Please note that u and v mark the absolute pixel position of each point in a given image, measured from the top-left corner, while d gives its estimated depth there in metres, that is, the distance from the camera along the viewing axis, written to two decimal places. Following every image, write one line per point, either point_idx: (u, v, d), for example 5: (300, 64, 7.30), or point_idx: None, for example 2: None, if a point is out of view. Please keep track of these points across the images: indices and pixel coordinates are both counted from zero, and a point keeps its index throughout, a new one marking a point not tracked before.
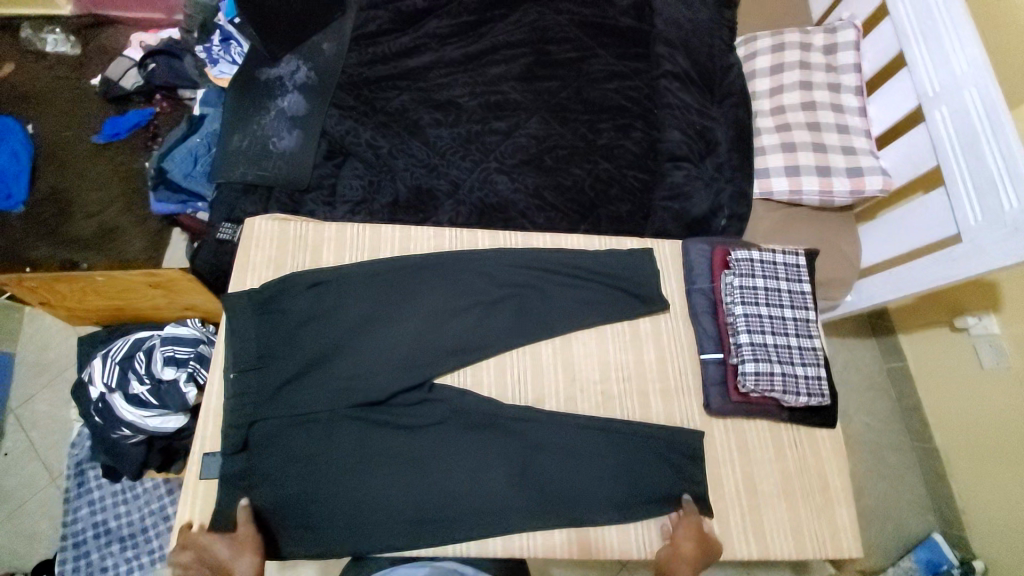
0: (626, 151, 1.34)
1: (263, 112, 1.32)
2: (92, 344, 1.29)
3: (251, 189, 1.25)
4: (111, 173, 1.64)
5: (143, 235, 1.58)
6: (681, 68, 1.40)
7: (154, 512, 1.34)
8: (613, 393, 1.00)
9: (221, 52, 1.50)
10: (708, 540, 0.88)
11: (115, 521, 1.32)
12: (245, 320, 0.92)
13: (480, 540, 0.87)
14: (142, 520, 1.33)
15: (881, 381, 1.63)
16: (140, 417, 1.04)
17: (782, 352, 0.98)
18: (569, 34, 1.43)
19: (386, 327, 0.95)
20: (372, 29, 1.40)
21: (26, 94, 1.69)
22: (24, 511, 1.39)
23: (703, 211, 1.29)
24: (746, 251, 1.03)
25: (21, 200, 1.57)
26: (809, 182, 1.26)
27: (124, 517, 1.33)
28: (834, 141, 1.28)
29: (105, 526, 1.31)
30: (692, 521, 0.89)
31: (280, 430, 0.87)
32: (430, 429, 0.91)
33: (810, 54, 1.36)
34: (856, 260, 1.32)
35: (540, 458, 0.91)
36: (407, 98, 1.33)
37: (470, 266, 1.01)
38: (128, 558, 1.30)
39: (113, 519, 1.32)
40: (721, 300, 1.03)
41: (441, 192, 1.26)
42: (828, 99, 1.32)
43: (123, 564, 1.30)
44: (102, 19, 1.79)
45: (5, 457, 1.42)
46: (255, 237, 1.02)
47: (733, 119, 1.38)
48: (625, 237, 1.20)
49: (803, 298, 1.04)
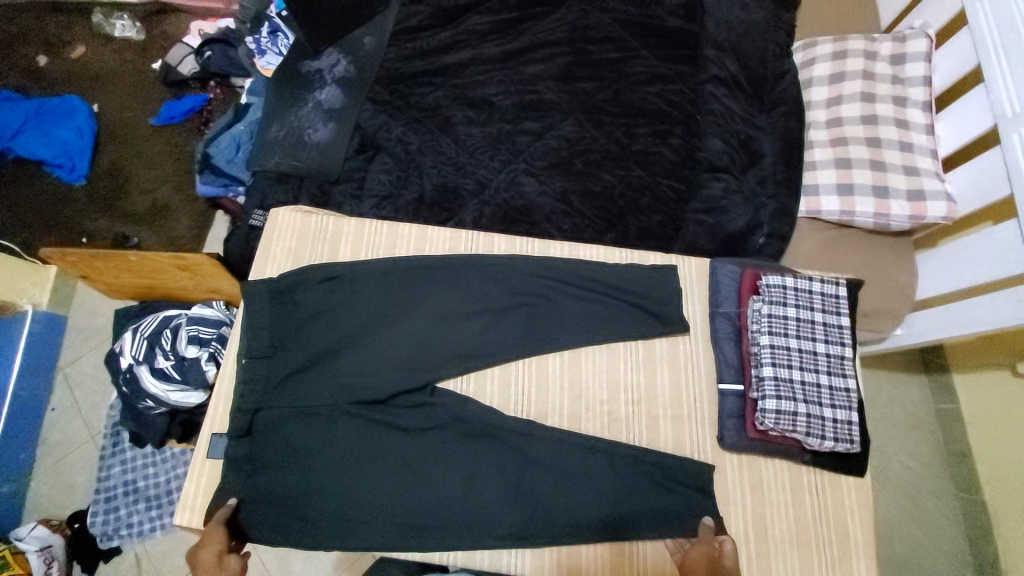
0: (662, 158, 1.27)
1: (302, 104, 1.35)
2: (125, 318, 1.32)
3: (284, 179, 1.28)
4: (165, 154, 1.74)
5: (190, 215, 1.67)
6: (728, 74, 1.32)
7: (178, 477, 1.41)
8: (621, 410, 0.96)
9: (270, 44, 1.55)
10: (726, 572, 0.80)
11: (143, 481, 1.40)
12: (264, 309, 0.95)
13: (466, 551, 0.86)
14: (167, 483, 1.41)
15: (927, 422, 1.50)
16: (162, 391, 1.10)
17: (810, 389, 0.91)
18: (611, 34, 1.38)
19: (396, 326, 0.95)
20: (412, 24, 1.39)
21: (94, 75, 1.81)
22: (66, 462, 1.50)
23: (742, 226, 1.23)
24: (778, 277, 0.97)
25: (83, 173, 1.69)
26: (863, 203, 1.16)
27: (151, 478, 1.41)
28: (894, 160, 1.18)
29: (135, 485, 1.40)
30: (710, 546, 0.82)
31: (282, 420, 0.89)
32: (428, 433, 0.90)
33: (875, 64, 1.25)
34: (910, 292, 1.20)
35: (536, 474, 0.89)
36: (442, 94, 1.33)
37: (486, 271, 1.00)
38: (151, 516, 1.38)
39: (142, 480, 1.40)
40: (747, 327, 0.97)
41: (466, 190, 1.25)
42: (892, 113, 1.21)
43: (147, 522, 1.38)
44: (166, 8, 1.89)
45: (53, 411, 1.54)
46: (280, 227, 1.05)
47: (782, 131, 1.29)
48: (651, 251, 1.15)
49: (841, 332, 0.96)
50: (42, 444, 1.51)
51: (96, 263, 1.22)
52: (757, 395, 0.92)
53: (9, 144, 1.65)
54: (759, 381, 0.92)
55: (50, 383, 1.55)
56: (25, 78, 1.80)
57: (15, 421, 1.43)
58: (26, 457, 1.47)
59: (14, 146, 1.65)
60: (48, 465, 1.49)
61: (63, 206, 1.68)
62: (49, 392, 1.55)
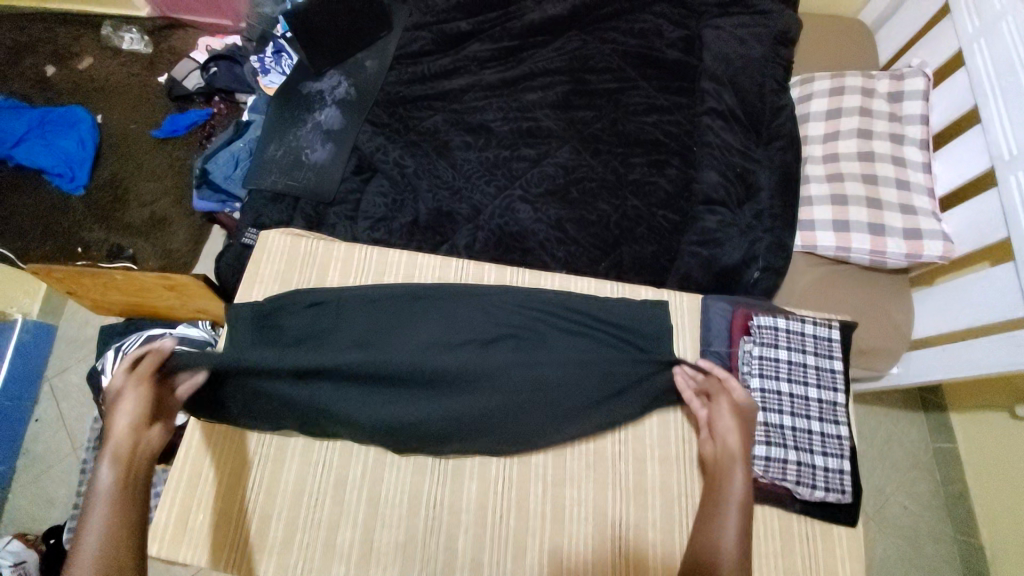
0: (658, 189, 1.27)
1: (301, 124, 1.35)
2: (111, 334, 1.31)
3: (279, 198, 1.27)
4: (166, 167, 1.74)
5: (187, 228, 1.67)
6: (726, 106, 1.33)
7: None
8: (608, 448, 0.94)
9: (273, 64, 1.56)
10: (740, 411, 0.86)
11: None
12: (247, 334, 0.93)
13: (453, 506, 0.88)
14: None
15: (925, 462, 1.46)
16: None
17: (801, 436, 0.90)
18: (610, 64, 1.40)
19: (373, 359, 0.91)
20: (414, 49, 1.42)
21: (100, 87, 1.83)
22: (47, 476, 1.46)
23: (737, 260, 1.20)
24: (769, 317, 0.96)
25: (83, 183, 1.70)
26: (860, 239, 1.16)
27: None
28: (890, 198, 1.18)
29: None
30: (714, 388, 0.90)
31: (251, 397, 0.87)
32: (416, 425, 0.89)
33: (872, 102, 1.26)
34: (906, 330, 1.20)
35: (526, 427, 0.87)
36: (440, 119, 1.33)
37: (476, 301, 1.00)
38: None
39: None
40: (738, 368, 0.97)
41: (460, 215, 1.25)
42: (888, 151, 1.22)
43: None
44: (175, 23, 1.92)
45: (37, 423, 1.51)
46: (268, 250, 1.04)
47: (779, 165, 1.29)
48: (644, 286, 1.14)
49: (833, 378, 0.95)
50: (23, 456, 1.48)
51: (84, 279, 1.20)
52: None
53: (11, 151, 1.67)
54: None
55: (36, 394, 1.53)
56: (32, 87, 1.82)
57: None
58: (6, 469, 1.44)
59: (17, 154, 1.67)
60: (29, 478, 1.46)
61: (60, 216, 1.68)
62: (34, 402, 1.52)
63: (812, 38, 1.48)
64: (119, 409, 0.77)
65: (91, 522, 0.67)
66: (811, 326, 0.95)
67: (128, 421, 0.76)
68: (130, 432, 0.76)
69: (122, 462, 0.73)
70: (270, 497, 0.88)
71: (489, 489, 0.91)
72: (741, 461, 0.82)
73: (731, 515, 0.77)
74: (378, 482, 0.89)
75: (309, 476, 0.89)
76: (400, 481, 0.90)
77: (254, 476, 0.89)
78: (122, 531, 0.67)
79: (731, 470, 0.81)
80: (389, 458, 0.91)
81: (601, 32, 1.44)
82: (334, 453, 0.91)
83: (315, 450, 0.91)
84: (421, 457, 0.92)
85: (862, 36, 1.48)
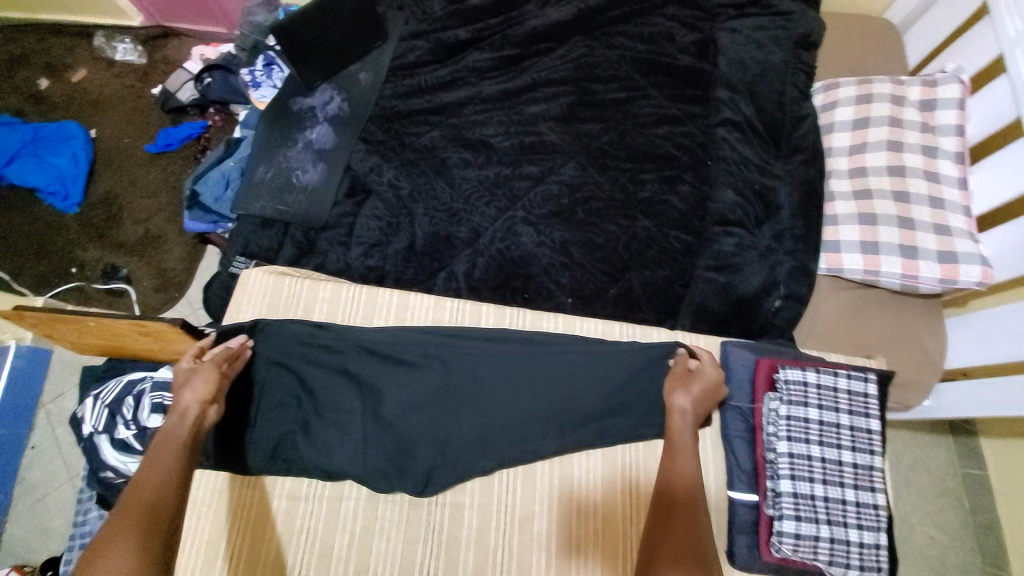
0: (670, 208, 1.19)
1: (291, 143, 1.28)
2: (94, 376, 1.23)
3: (269, 224, 1.21)
4: (160, 183, 1.63)
5: (182, 246, 1.57)
6: (743, 117, 1.24)
7: None
8: (618, 511, 0.89)
9: (264, 76, 1.47)
10: (694, 378, 0.89)
11: None
12: (245, 388, 0.91)
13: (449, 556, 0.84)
14: None
15: (953, 488, 1.37)
16: (123, 462, 1.01)
17: (834, 507, 0.85)
18: (617, 72, 1.31)
19: (366, 395, 0.93)
20: (411, 59, 1.34)
21: (93, 101, 1.72)
22: (44, 505, 1.32)
23: (756, 288, 1.12)
24: (798, 372, 0.90)
25: (77, 201, 1.59)
26: (890, 263, 1.07)
27: None
28: (923, 217, 1.09)
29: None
30: (682, 363, 0.92)
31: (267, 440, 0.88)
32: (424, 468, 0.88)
33: (902, 110, 1.16)
34: (939, 360, 1.11)
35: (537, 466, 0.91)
36: (437, 135, 1.26)
37: (468, 345, 0.97)
38: None
39: None
40: (762, 427, 0.90)
41: (460, 240, 1.17)
42: (920, 165, 1.12)
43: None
44: (169, 32, 1.81)
45: (32, 451, 1.35)
46: (249, 289, 1.00)
47: (801, 181, 1.20)
48: (653, 326, 1.07)
49: (870, 439, 0.90)
50: (19, 485, 1.32)
51: (57, 323, 1.09)
52: (773, 512, 0.85)
53: (3, 170, 1.56)
54: (775, 498, 0.85)
55: (31, 420, 1.36)
56: (26, 103, 1.71)
57: None
58: (2, 499, 1.29)
59: (8, 173, 1.56)
60: (25, 507, 1.31)
61: (50, 235, 1.57)
62: (29, 429, 1.36)
63: (835, 40, 1.38)
64: (190, 383, 0.80)
65: (156, 465, 0.69)
66: (844, 381, 0.89)
67: (196, 395, 0.78)
68: (195, 407, 0.78)
69: (190, 427, 0.75)
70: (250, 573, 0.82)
71: (487, 563, 0.85)
72: (682, 415, 0.85)
73: (680, 448, 0.81)
74: (366, 554, 0.84)
75: (289, 550, 0.83)
76: (392, 552, 0.84)
77: (235, 549, 0.83)
78: (176, 478, 0.70)
79: (678, 421, 0.84)
80: (379, 523, 0.86)
81: (608, 37, 1.34)
82: (325, 490, 0.87)
83: (304, 486, 0.87)
84: (415, 522, 0.86)
85: (890, 37, 1.37)
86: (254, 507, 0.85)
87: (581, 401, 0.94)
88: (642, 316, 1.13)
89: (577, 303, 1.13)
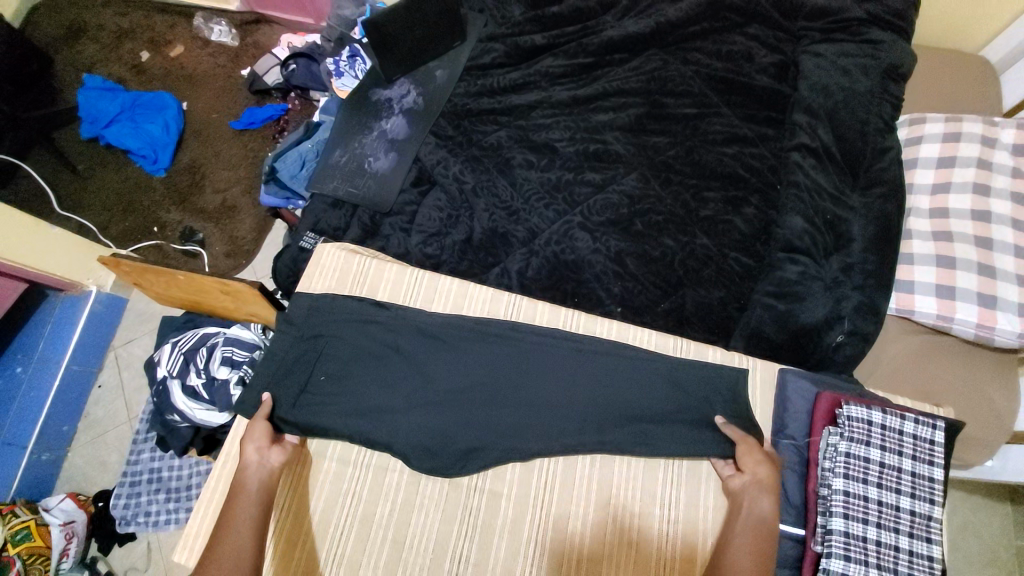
0: (733, 229, 1.17)
1: (367, 131, 1.34)
2: (165, 328, 1.32)
3: (339, 205, 1.27)
4: (240, 157, 1.75)
5: (254, 217, 1.68)
6: (821, 144, 1.20)
7: (199, 474, 1.32)
8: (654, 526, 0.89)
9: (348, 67, 1.54)
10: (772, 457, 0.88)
11: (168, 471, 1.33)
12: (305, 351, 0.96)
13: (483, 540, 0.86)
14: (190, 478, 1.32)
15: (1008, 562, 1.26)
16: (189, 407, 1.09)
17: (885, 553, 0.82)
18: (691, 87, 1.30)
19: (418, 377, 0.95)
20: (486, 60, 1.38)
21: (188, 76, 1.85)
22: (104, 440, 1.43)
23: (818, 320, 1.08)
24: (862, 410, 0.87)
25: (164, 166, 1.71)
26: (967, 310, 1.02)
27: (175, 470, 1.33)
28: (1005, 265, 1.04)
29: (159, 473, 1.32)
30: (755, 447, 0.88)
31: (315, 409, 0.91)
32: (467, 454, 0.90)
33: (993, 153, 1.11)
34: (1008, 421, 1.03)
35: (576, 461, 0.92)
36: (505, 135, 1.28)
37: (517, 341, 0.98)
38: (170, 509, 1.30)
39: (167, 470, 1.33)
40: (818, 461, 0.88)
41: (516, 238, 1.19)
42: (1007, 211, 1.07)
43: (164, 513, 1.30)
44: (262, 19, 1.93)
45: (100, 389, 1.47)
46: (321, 262, 1.07)
47: (877, 215, 1.14)
48: (705, 345, 1.05)
49: (931, 489, 0.86)
50: (84, 419, 1.45)
51: (150, 275, 1.19)
52: (821, 549, 0.82)
53: (102, 131, 1.70)
54: (824, 535, 0.83)
55: (101, 361, 1.49)
56: (127, 72, 1.86)
57: (62, 393, 1.38)
58: (68, 429, 1.41)
59: (107, 135, 1.70)
60: (88, 440, 1.43)
61: (138, 195, 1.70)
62: (99, 369, 1.48)
63: (926, 72, 1.32)
64: (248, 437, 0.85)
65: (230, 523, 0.76)
66: (910, 425, 0.86)
67: (258, 444, 0.84)
68: (257, 456, 0.83)
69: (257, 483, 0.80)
70: (294, 531, 0.86)
71: (518, 554, 0.86)
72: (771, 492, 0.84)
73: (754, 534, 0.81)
74: (405, 526, 0.87)
75: (334, 510, 0.88)
76: (427, 528, 0.87)
77: (276, 516, 0.86)
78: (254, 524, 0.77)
79: (757, 499, 0.83)
80: (419, 498, 0.89)
81: (684, 52, 1.34)
82: (371, 459, 0.91)
83: (353, 452, 0.92)
84: (452, 503, 0.88)
85: (988, 74, 1.30)
86: (304, 464, 0.90)
87: (626, 411, 0.93)
88: (690, 334, 1.11)
89: (626, 314, 1.13)
